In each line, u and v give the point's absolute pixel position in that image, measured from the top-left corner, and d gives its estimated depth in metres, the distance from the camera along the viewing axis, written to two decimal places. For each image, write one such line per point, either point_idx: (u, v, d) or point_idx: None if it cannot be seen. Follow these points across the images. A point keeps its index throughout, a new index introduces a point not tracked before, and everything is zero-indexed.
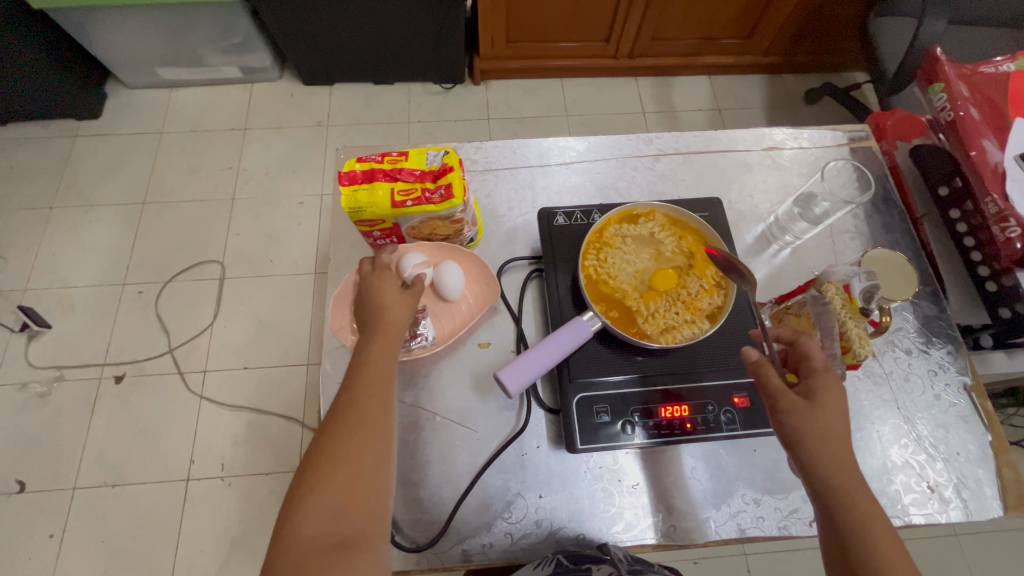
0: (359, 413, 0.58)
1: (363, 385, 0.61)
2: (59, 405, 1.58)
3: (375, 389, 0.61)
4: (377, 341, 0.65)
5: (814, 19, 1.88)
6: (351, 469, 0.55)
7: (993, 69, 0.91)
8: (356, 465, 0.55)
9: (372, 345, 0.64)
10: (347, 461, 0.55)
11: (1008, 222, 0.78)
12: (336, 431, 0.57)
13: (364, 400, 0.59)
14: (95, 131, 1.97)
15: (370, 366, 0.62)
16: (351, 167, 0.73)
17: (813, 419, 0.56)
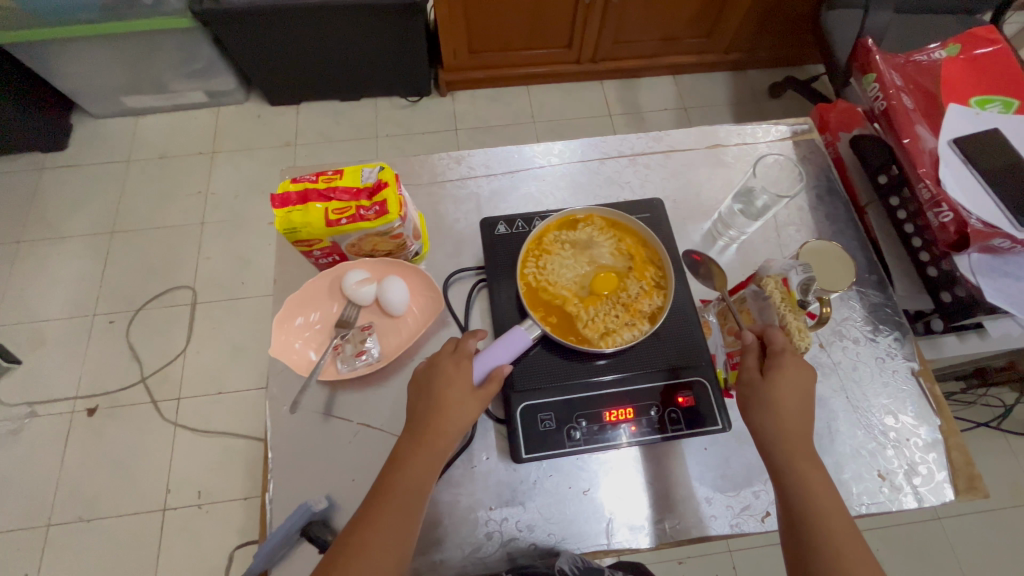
0: (423, 450, 0.61)
1: (434, 422, 0.62)
2: (32, 441, 1.55)
3: (446, 428, 0.62)
4: (456, 376, 0.64)
5: (771, 15, 1.90)
6: (412, 506, 0.58)
7: (926, 57, 0.93)
8: (414, 486, 0.59)
9: (447, 379, 0.64)
10: (410, 499, 0.59)
11: (940, 207, 0.79)
12: (403, 467, 0.60)
13: (430, 437, 0.61)
14: (61, 162, 1.94)
15: (440, 402, 0.63)
16: (284, 188, 0.73)
17: (765, 392, 0.61)
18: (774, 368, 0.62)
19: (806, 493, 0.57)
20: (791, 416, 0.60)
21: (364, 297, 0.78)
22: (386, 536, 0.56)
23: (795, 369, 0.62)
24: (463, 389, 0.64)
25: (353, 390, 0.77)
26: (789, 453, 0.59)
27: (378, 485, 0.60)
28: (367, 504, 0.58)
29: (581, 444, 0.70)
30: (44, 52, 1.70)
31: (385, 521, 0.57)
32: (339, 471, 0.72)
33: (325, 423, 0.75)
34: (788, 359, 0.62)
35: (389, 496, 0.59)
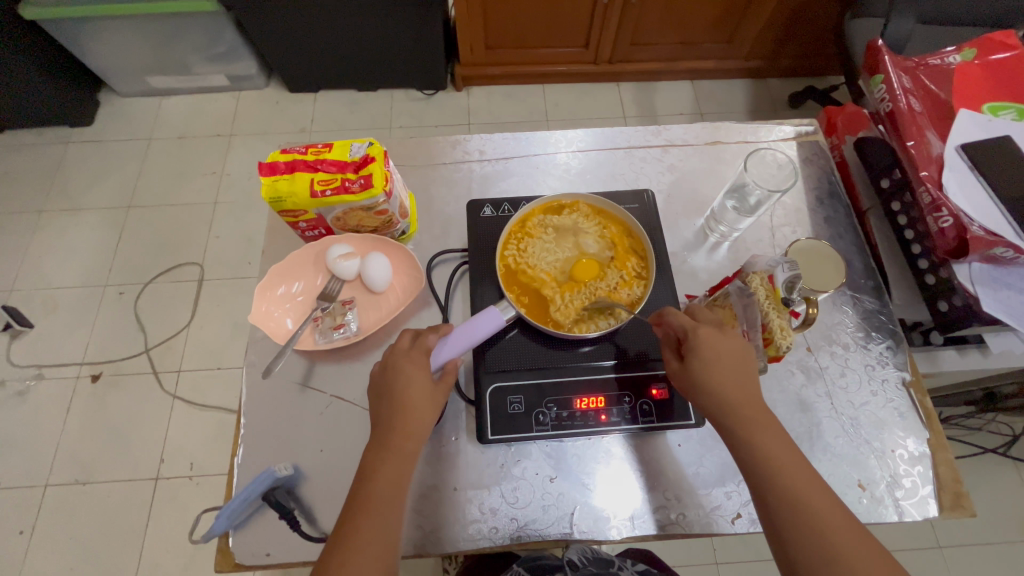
0: (394, 454, 0.59)
1: (398, 422, 0.60)
2: (36, 403, 1.57)
3: (412, 428, 0.60)
4: (416, 373, 0.63)
5: (795, 23, 1.85)
6: (393, 511, 0.56)
7: (940, 61, 0.91)
8: (388, 486, 0.57)
9: (407, 378, 0.62)
10: (389, 506, 0.56)
11: (939, 211, 0.77)
12: (374, 476, 0.57)
13: (398, 439, 0.59)
14: (87, 136, 2.00)
15: (403, 403, 0.61)
16: (274, 158, 0.74)
17: (693, 372, 0.61)
18: (690, 349, 0.61)
19: (774, 470, 0.54)
20: (729, 385, 0.59)
21: (346, 271, 0.79)
22: (373, 549, 0.53)
23: (714, 339, 0.61)
24: (425, 386, 0.63)
25: (329, 363, 0.78)
26: (749, 432, 0.57)
27: (352, 502, 0.56)
28: (345, 522, 0.54)
29: (548, 429, 0.71)
30: (75, 29, 1.76)
31: (369, 534, 0.53)
32: (308, 441, 0.73)
33: (300, 393, 0.76)
34: (697, 334, 0.62)
35: (366, 509, 0.55)
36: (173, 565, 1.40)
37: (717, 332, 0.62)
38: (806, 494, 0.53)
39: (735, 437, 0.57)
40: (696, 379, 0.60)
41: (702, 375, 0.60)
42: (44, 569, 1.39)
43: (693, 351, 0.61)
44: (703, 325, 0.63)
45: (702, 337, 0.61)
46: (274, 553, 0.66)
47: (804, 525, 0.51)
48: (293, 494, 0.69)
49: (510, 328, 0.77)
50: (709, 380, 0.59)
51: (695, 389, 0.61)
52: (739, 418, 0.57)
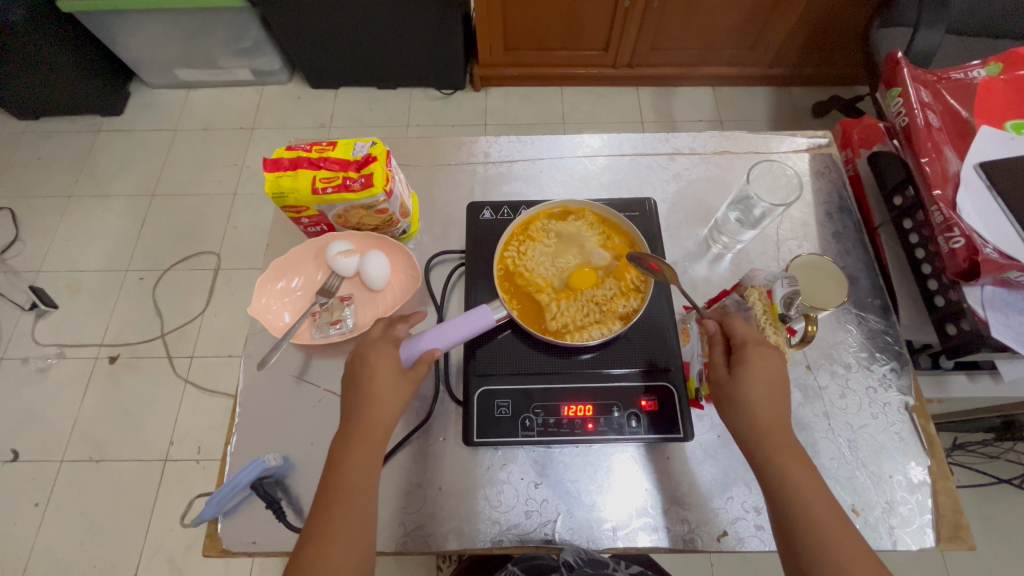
0: (359, 446, 0.59)
1: (363, 410, 0.61)
2: (57, 380, 1.63)
3: (378, 416, 0.61)
4: (382, 363, 0.63)
5: (821, 30, 1.81)
6: (365, 497, 0.57)
7: (963, 75, 0.89)
8: (355, 478, 0.57)
9: (373, 368, 0.63)
10: (361, 494, 0.57)
11: (951, 232, 0.74)
12: (343, 464, 0.58)
13: (361, 429, 0.60)
14: (117, 126, 2.06)
15: (369, 391, 0.62)
16: (279, 155, 0.76)
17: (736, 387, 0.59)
18: (740, 358, 0.60)
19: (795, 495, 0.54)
20: (763, 408, 0.58)
21: (345, 268, 0.80)
22: (348, 537, 0.54)
23: (764, 352, 0.60)
24: (392, 374, 0.63)
25: (325, 357, 0.79)
26: (771, 456, 0.56)
27: (322, 490, 0.57)
28: (317, 512, 0.55)
29: (535, 435, 0.70)
30: (109, 22, 1.82)
31: (341, 522, 0.54)
32: (298, 433, 0.74)
33: (296, 385, 0.77)
34: (751, 343, 0.61)
35: (336, 497, 0.56)
36: (177, 544, 1.43)
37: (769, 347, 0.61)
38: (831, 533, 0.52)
39: (759, 463, 0.57)
40: (732, 398, 0.59)
41: (739, 397, 0.59)
42: (56, 541, 1.44)
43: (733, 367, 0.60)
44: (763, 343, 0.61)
45: (756, 351, 0.60)
46: (260, 542, 0.67)
47: (826, 566, 0.50)
48: (281, 485, 0.71)
49: (503, 330, 0.77)
50: (744, 405, 0.59)
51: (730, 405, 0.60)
52: (766, 450, 0.57)
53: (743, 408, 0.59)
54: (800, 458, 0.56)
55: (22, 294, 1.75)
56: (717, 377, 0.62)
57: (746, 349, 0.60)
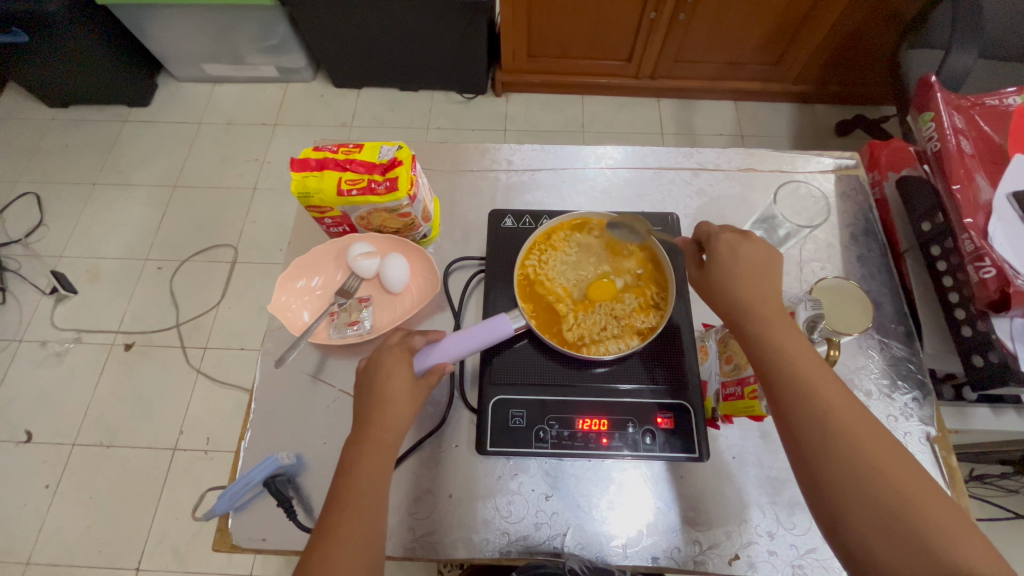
0: (372, 450, 0.59)
1: (376, 414, 0.61)
2: (73, 364, 1.65)
3: (389, 420, 0.61)
4: (398, 369, 0.63)
5: (849, 48, 1.79)
6: (376, 502, 0.56)
7: (997, 102, 0.88)
8: (366, 481, 0.57)
9: (388, 372, 0.63)
10: (372, 499, 0.56)
11: (982, 261, 0.73)
12: (354, 468, 0.58)
13: (375, 433, 0.60)
14: (143, 117, 2.10)
15: (383, 396, 0.62)
16: (306, 155, 0.77)
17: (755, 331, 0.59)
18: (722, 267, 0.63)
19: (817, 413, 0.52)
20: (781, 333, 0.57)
21: (365, 270, 0.80)
22: (357, 540, 0.53)
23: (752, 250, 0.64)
24: (406, 380, 0.63)
25: (341, 357, 0.79)
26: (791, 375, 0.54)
27: (334, 491, 0.57)
28: (326, 516, 0.55)
29: (548, 447, 0.70)
30: (141, 16, 1.85)
31: (351, 526, 0.54)
32: (312, 432, 0.74)
33: (311, 384, 0.77)
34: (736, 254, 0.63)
35: (347, 500, 0.56)
36: (181, 534, 1.44)
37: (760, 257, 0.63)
38: (892, 500, 0.47)
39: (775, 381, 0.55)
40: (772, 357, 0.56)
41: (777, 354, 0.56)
42: (65, 524, 1.45)
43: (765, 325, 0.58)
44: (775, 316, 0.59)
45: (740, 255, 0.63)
46: (269, 539, 0.68)
47: (850, 479, 0.49)
48: (293, 483, 0.71)
49: (520, 338, 0.77)
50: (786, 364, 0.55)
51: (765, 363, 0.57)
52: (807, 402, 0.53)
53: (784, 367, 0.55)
54: None
55: (44, 278, 1.78)
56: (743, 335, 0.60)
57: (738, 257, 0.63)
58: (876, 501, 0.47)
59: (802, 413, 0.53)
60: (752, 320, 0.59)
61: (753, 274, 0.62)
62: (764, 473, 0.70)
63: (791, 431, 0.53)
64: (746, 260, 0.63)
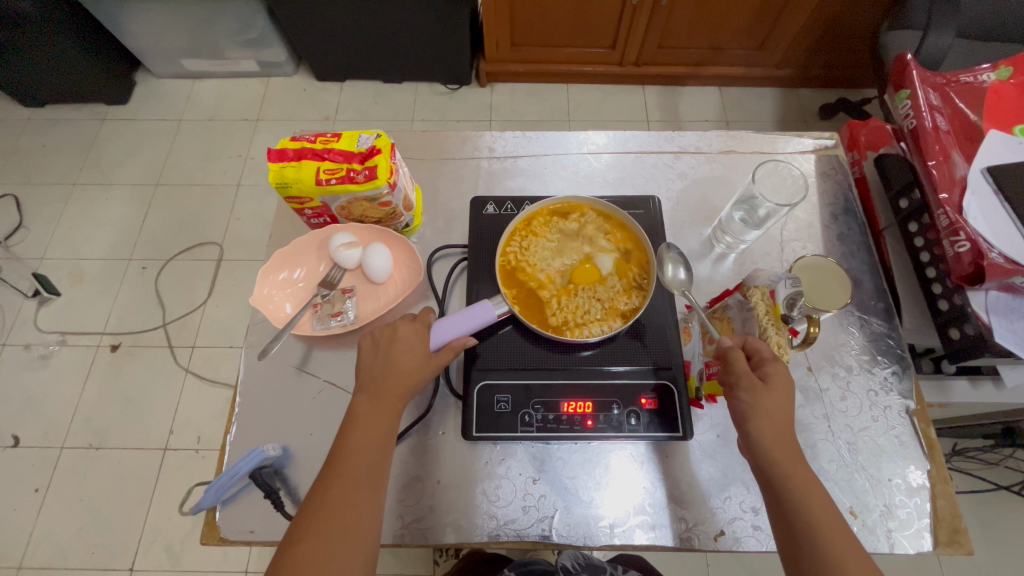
0: (365, 426, 0.60)
1: (375, 389, 0.62)
2: (59, 367, 1.63)
3: (384, 397, 0.61)
4: (399, 350, 0.64)
5: (830, 32, 1.80)
6: (371, 473, 0.57)
7: (972, 79, 0.88)
8: (360, 456, 0.58)
9: (393, 350, 0.64)
10: (364, 474, 0.57)
11: (957, 236, 0.74)
12: (350, 439, 0.59)
13: (373, 407, 0.61)
14: (122, 115, 2.06)
15: (380, 372, 0.63)
16: (284, 145, 0.76)
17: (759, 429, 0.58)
18: (742, 415, 0.59)
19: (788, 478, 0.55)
20: (768, 414, 0.58)
21: (348, 260, 0.80)
22: (349, 508, 0.55)
23: (782, 383, 0.59)
24: (418, 356, 0.64)
25: (326, 348, 0.79)
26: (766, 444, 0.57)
27: (332, 460, 0.58)
28: (322, 481, 0.56)
29: (533, 431, 0.70)
30: (116, 11, 1.82)
31: (343, 494, 0.55)
32: (298, 423, 0.74)
33: (296, 376, 0.77)
34: (760, 399, 0.58)
35: (342, 468, 0.57)
36: (175, 532, 1.44)
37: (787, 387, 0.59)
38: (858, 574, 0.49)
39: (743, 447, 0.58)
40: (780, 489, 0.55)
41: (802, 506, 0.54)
42: (57, 526, 1.44)
43: (791, 475, 0.55)
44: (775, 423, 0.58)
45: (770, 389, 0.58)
46: (258, 531, 0.68)
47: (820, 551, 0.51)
48: (281, 474, 0.71)
49: (504, 325, 0.77)
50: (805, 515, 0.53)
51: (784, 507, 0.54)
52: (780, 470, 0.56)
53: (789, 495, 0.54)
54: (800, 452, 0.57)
55: (26, 281, 1.75)
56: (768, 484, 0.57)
57: (767, 392, 0.58)
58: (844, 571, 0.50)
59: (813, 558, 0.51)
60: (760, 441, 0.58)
61: (779, 414, 0.58)
62: None
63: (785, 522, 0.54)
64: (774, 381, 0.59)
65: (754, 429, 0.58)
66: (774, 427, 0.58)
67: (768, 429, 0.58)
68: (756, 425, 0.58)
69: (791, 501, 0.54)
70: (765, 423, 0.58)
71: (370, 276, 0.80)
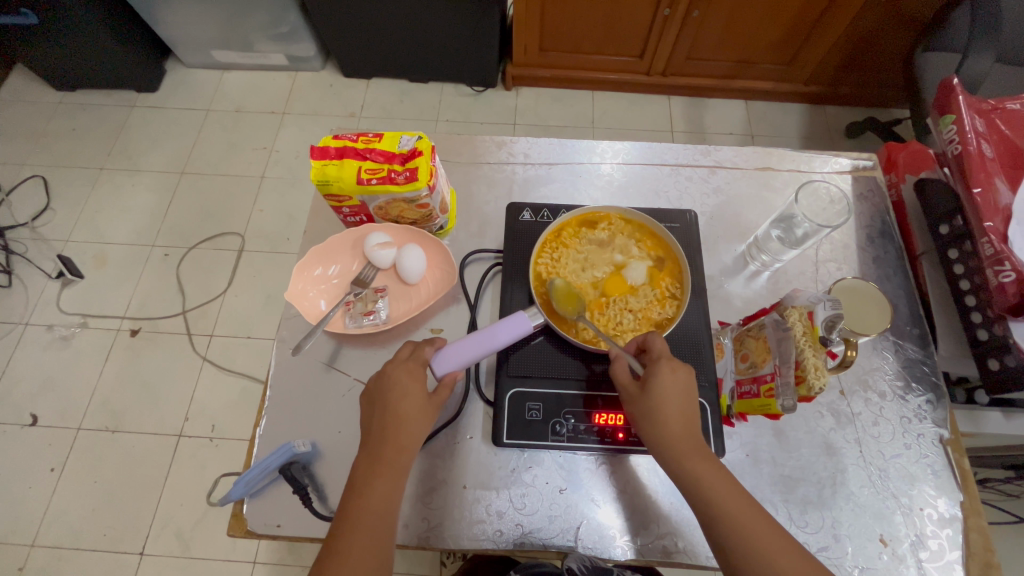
0: (386, 470, 0.58)
1: (391, 437, 0.60)
2: (79, 349, 1.65)
3: (404, 442, 0.60)
4: (414, 388, 0.63)
5: (862, 50, 1.78)
6: (386, 523, 0.55)
7: (1018, 106, 0.87)
8: (372, 505, 0.56)
9: (403, 392, 0.62)
10: (377, 525, 0.55)
11: (1002, 265, 0.73)
12: (367, 486, 0.57)
13: (391, 453, 0.59)
14: (151, 103, 2.08)
15: (396, 415, 0.61)
16: (325, 143, 0.77)
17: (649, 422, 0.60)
18: (635, 409, 0.61)
19: (704, 483, 0.55)
20: (669, 413, 0.59)
21: (382, 260, 0.81)
22: (364, 556, 0.53)
23: (674, 379, 0.61)
24: (419, 400, 0.63)
25: (356, 347, 0.79)
26: (671, 446, 0.58)
27: (345, 507, 0.56)
28: (336, 531, 0.54)
29: (563, 440, 0.71)
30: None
31: (360, 548, 0.53)
32: (327, 419, 0.74)
33: (325, 373, 0.77)
34: (656, 394, 0.60)
35: (355, 518, 0.55)
36: (187, 519, 1.45)
37: (689, 388, 0.61)
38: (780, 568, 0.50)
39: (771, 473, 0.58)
40: (698, 495, 0.55)
41: (721, 511, 0.54)
42: (71, 506, 1.46)
43: (703, 476, 0.56)
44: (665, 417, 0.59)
45: (648, 389, 0.61)
46: (284, 525, 0.68)
47: (745, 552, 0.51)
48: (308, 471, 0.71)
49: (536, 335, 0.77)
50: (728, 517, 0.53)
51: (704, 520, 0.55)
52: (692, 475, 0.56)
53: (708, 499, 0.55)
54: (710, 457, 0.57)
55: (50, 262, 1.77)
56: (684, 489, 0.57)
57: (650, 393, 0.60)
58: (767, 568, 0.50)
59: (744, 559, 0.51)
60: (667, 446, 0.58)
61: (684, 412, 0.60)
62: (778, 471, 0.70)
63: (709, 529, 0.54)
64: (673, 381, 0.61)
65: (642, 421, 0.60)
66: (669, 425, 0.59)
67: (662, 432, 0.59)
68: (644, 417, 0.60)
69: (710, 506, 0.54)
70: (655, 415, 0.59)
71: (403, 276, 0.81)
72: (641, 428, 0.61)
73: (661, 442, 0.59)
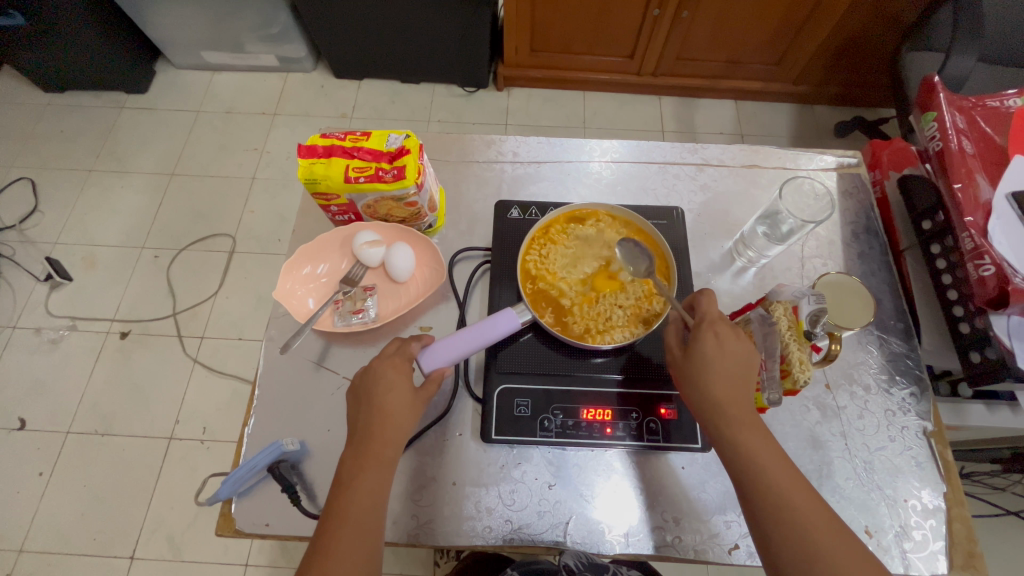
0: (372, 464, 0.58)
1: (376, 431, 0.60)
2: (68, 352, 1.64)
3: (390, 437, 0.60)
4: (399, 382, 0.63)
5: (849, 49, 1.80)
6: (373, 516, 0.56)
7: (998, 103, 0.89)
8: (359, 498, 0.56)
9: (389, 386, 0.62)
10: (364, 518, 0.55)
11: (982, 259, 0.75)
12: (353, 480, 0.57)
13: (377, 448, 0.59)
14: (141, 104, 2.07)
15: (383, 410, 0.61)
16: (313, 141, 0.77)
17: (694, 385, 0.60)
18: (681, 372, 0.62)
19: (744, 449, 0.56)
20: (714, 378, 0.59)
21: (371, 258, 0.81)
22: (350, 551, 0.53)
23: (720, 341, 0.60)
24: (405, 394, 0.63)
25: (345, 345, 0.79)
26: (716, 410, 0.58)
27: (331, 504, 0.56)
28: (323, 527, 0.54)
29: (552, 435, 0.71)
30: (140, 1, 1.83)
31: (346, 541, 0.53)
32: (317, 418, 0.74)
33: (314, 371, 0.77)
34: (700, 357, 0.60)
35: (343, 512, 0.55)
36: (177, 522, 1.44)
37: (739, 354, 0.60)
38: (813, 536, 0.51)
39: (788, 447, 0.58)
40: (735, 461, 0.56)
41: (757, 478, 0.55)
42: (60, 510, 1.45)
43: (744, 444, 0.56)
44: (709, 379, 0.59)
45: (694, 355, 0.61)
46: (273, 525, 0.68)
47: (777, 518, 0.53)
48: (297, 469, 0.71)
49: (524, 331, 0.77)
50: (764, 484, 0.54)
51: (740, 486, 0.56)
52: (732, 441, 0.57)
53: (746, 465, 0.56)
54: (757, 426, 0.57)
55: (39, 265, 1.76)
56: (725, 453, 0.58)
57: (694, 358, 0.60)
58: (799, 535, 0.51)
59: (777, 526, 0.52)
60: (712, 411, 0.59)
61: (733, 377, 0.59)
62: None
63: (745, 498, 0.56)
64: (720, 346, 0.60)
65: (686, 382, 0.61)
66: (714, 391, 0.59)
67: (708, 396, 0.59)
68: (687, 379, 0.61)
69: (746, 473, 0.55)
70: (696, 376, 0.60)
71: (392, 274, 0.81)
72: (686, 390, 0.61)
73: (707, 406, 0.59)
